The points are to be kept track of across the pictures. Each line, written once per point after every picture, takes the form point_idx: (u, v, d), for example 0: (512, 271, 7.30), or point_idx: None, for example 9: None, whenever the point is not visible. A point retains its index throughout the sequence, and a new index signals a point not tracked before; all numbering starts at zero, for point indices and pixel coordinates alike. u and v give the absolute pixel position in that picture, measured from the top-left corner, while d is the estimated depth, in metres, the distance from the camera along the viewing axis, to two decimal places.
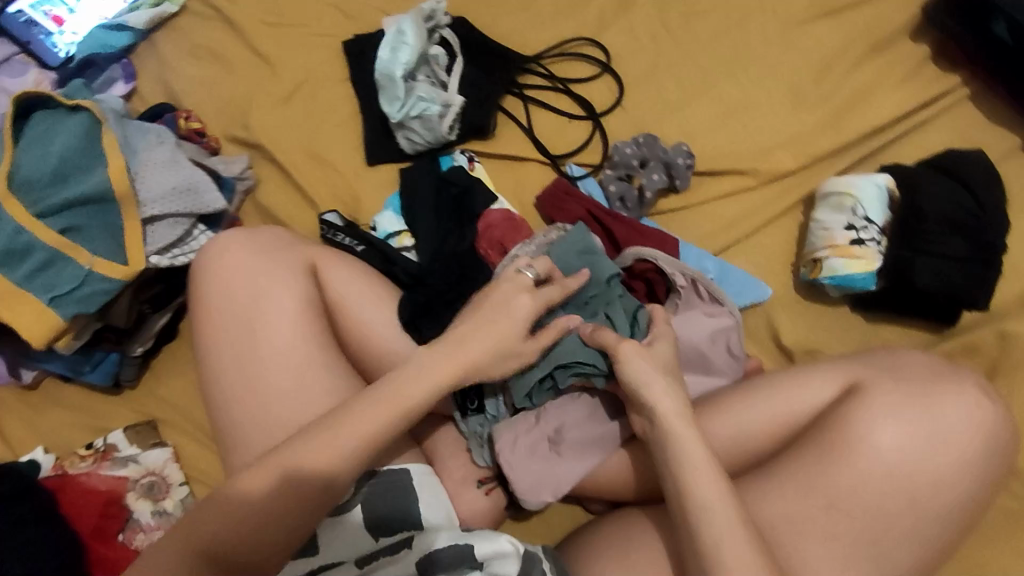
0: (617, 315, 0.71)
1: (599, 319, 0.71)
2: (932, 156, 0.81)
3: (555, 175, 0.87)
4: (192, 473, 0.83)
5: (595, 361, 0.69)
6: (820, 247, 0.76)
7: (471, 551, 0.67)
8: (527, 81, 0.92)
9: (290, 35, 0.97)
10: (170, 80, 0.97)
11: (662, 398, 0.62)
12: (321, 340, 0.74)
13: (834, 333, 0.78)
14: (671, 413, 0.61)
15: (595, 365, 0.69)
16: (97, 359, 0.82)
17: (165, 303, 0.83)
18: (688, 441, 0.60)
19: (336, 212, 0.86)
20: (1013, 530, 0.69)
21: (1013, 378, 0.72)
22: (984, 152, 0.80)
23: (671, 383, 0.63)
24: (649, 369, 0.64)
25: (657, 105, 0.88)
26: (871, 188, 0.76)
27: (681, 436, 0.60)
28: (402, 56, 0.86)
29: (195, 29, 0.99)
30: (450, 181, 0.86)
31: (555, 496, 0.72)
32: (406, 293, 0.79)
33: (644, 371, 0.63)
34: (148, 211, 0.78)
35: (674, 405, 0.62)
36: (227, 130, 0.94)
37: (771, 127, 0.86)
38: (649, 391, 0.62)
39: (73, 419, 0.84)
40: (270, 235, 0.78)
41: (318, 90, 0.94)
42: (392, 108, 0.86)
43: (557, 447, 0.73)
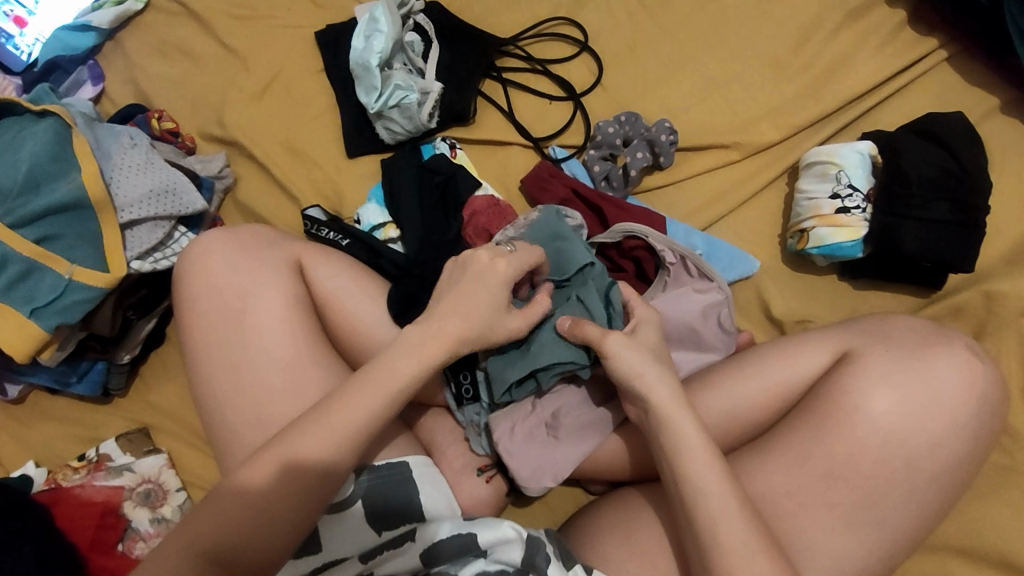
0: (590, 299, 0.69)
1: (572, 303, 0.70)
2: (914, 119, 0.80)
3: (539, 158, 0.86)
4: (189, 478, 0.82)
5: (575, 356, 0.69)
6: (806, 217, 0.76)
7: (475, 540, 0.67)
8: (505, 64, 0.91)
9: (260, 28, 0.95)
10: (140, 79, 0.95)
11: (652, 379, 0.62)
12: (311, 337, 0.73)
13: (824, 302, 0.79)
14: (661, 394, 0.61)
15: (576, 359, 0.69)
16: (83, 369, 0.80)
17: (149, 308, 0.82)
18: (680, 420, 0.60)
19: (318, 207, 0.85)
20: (1008, 487, 0.70)
21: (1001, 338, 0.73)
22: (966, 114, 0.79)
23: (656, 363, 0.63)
24: (634, 350, 0.63)
25: (638, 82, 0.87)
26: (855, 155, 0.76)
27: (676, 423, 0.60)
28: (376, 45, 0.84)
29: (162, 25, 0.97)
30: (432, 169, 0.84)
31: (553, 484, 0.72)
32: (393, 285, 0.78)
33: (629, 354, 0.63)
34: (126, 216, 0.77)
35: (663, 383, 0.62)
36: (202, 129, 0.92)
37: (753, 99, 0.85)
38: (636, 375, 0.62)
39: (63, 431, 0.83)
40: (253, 234, 0.77)
41: (292, 83, 0.92)
42: (370, 99, 0.84)
43: (554, 434, 0.73)
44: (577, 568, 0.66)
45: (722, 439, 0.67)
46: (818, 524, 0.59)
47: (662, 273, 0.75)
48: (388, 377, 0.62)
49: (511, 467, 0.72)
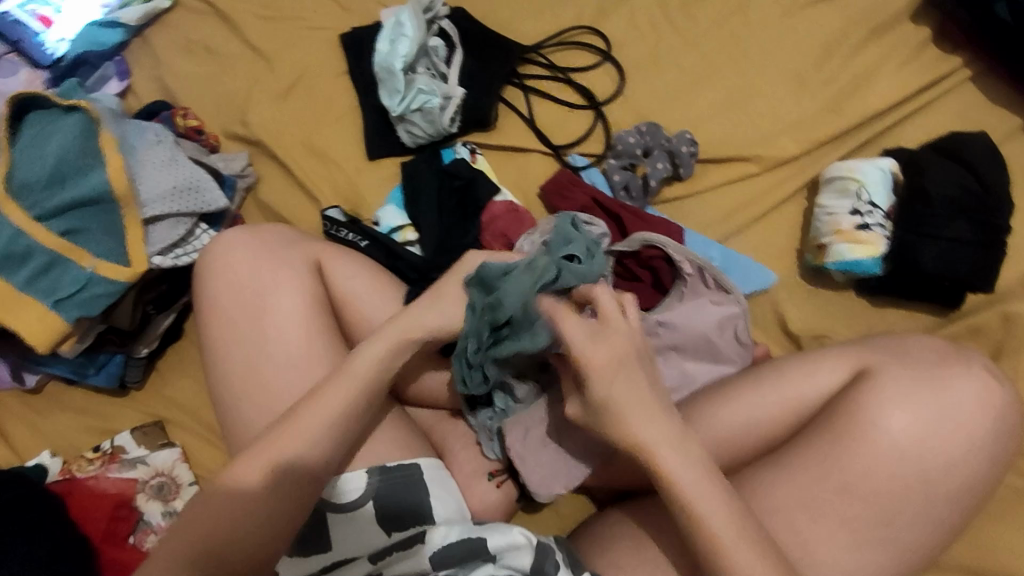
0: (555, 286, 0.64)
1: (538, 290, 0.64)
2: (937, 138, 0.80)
3: (559, 165, 0.86)
4: (202, 472, 0.82)
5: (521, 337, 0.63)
6: (826, 232, 0.76)
7: (483, 544, 0.67)
8: (528, 71, 0.91)
9: (285, 29, 0.96)
10: (165, 76, 0.96)
11: (651, 422, 0.57)
12: (328, 337, 0.74)
13: (841, 318, 0.78)
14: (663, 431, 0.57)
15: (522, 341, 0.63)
16: (101, 361, 0.81)
17: (168, 303, 0.83)
18: (682, 459, 0.56)
19: (338, 208, 0.86)
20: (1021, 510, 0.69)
21: (1017, 359, 0.72)
22: (988, 135, 0.79)
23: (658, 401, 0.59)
24: (632, 392, 0.58)
25: (659, 93, 0.88)
26: (876, 172, 0.76)
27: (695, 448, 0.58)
28: (401, 49, 0.85)
29: (189, 24, 0.98)
30: (452, 174, 0.85)
31: (574, 484, 0.72)
32: (412, 288, 0.80)
33: (626, 393, 0.58)
34: (149, 211, 0.78)
35: (663, 422, 0.58)
36: (226, 127, 0.93)
37: (773, 113, 0.85)
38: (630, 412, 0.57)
39: (79, 422, 0.84)
40: (273, 233, 0.78)
41: (315, 85, 0.93)
42: (393, 102, 0.85)
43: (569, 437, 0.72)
44: None
45: (735, 453, 0.66)
46: (831, 541, 0.59)
47: (679, 283, 0.75)
48: (392, 370, 0.65)
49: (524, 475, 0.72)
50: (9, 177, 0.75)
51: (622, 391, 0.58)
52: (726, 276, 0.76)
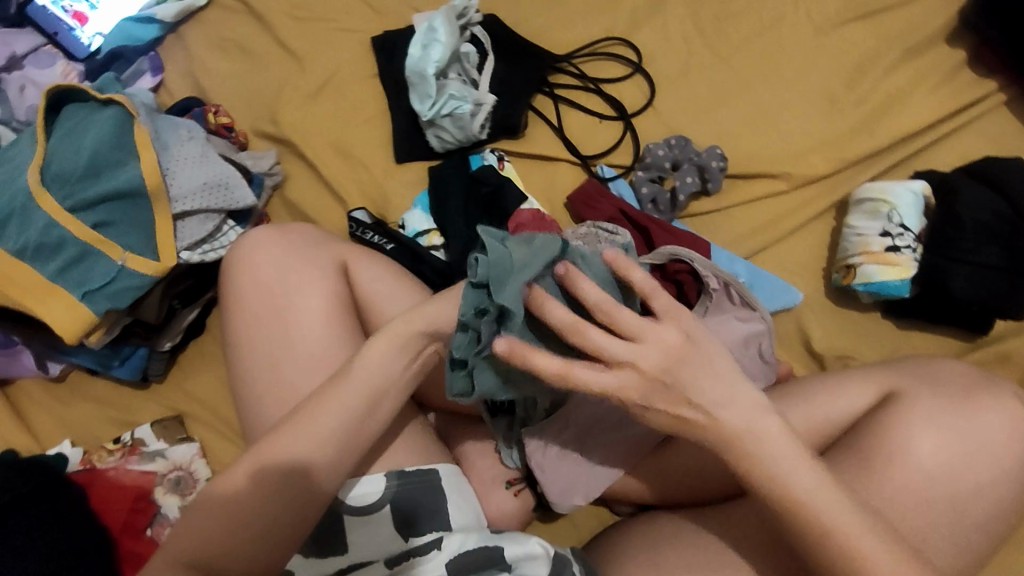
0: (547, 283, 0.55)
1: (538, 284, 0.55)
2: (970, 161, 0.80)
3: (586, 175, 0.87)
4: (219, 468, 0.83)
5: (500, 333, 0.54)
6: (854, 253, 0.75)
7: (500, 553, 0.68)
8: (558, 80, 0.91)
9: (318, 30, 0.96)
10: (198, 73, 0.97)
11: (742, 410, 0.54)
12: (353, 339, 0.74)
13: (866, 339, 0.78)
14: (759, 422, 0.54)
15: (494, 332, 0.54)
16: (126, 354, 0.81)
17: (193, 298, 0.83)
18: (787, 450, 0.54)
19: (364, 209, 0.86)
20: None
21: None
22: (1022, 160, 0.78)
23: (746, 387, 0.55)
24: (715, 381, 0.54)
25: (689, 106, 0.88)
26: (907, 194, 0.75)
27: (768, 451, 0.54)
28: (434, 54, 0.85)
29: (223, 22, 0.99)
30: (480, 180, 0.85)
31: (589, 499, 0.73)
32: (437, 292, 0.80)
33: (704, 387, 0.54)
34: (180, 207, 0.79)
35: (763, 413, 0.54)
36: (256, 125, 0.93)
37: (804, 131, 0.85)
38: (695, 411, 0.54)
39: (101, 413, 0.84)
40: (301, 232, 0.79)
41: (346, 87, 0.94)
42: (424, 106, 0.85)
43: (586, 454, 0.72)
44: None
45: None
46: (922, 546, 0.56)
47: (705, 298, 0.75)
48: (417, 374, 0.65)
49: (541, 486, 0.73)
50: (44, 168, 0.76)
51: (701, 387, 0.54)
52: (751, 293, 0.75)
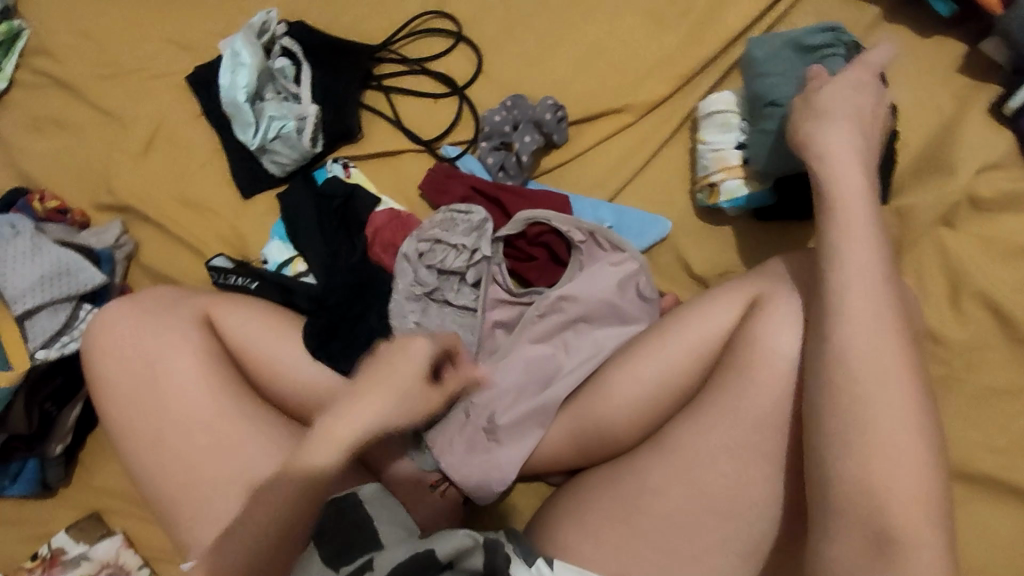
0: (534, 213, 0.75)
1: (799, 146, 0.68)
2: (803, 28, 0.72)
3: (433, 160, 0.84)
4: (151, 553, 0.81)
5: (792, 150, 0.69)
6: (714, 170, 0.75)
7: (434, 555, 0.64)
8: (383, 70, 0.88)
9: (130, 84, 0.91)
10: (18, 161, 0.91)
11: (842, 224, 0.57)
12: (233, 392, 0.71)
13: (744, 248, 0.77)
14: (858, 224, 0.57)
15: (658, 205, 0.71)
16: (15, 470, 0.78)
17: (69, 396, 0.80)
18: (839, 282, 0.55)
19: (223, 255, 0.83)
20: (945, 397, 0.70)
21: (916, 252, 0.72)
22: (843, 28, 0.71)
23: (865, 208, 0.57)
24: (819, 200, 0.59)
25: (518, 63, 0.85)
26: (786, 61, 0.70)
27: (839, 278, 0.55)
28: (241, 79, 0.81)
29: (30, 100, 0.93)
30: (328, 195, 0.82)
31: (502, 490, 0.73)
32: (308, 319, 0.76)
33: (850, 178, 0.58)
34: (21, 307, 0.75)
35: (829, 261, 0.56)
36: (93, 198, 0.89)
37: (636, 58, 0.83)
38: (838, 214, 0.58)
39: (13, 533, 0.81)
40: (157, 296, 0.76)
41: (174, 135, 0.89)
42: (248, 136, 0.82)
43: (495, 445, 0.72)
44: (540, 561, 0.64)
45: (653, 409, 0.65)
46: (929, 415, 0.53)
47: (575, 252, 0.76)
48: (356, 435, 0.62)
49: (456, 480, 0.73)
50: None
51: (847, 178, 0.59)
52: (618, 235, 0.76)
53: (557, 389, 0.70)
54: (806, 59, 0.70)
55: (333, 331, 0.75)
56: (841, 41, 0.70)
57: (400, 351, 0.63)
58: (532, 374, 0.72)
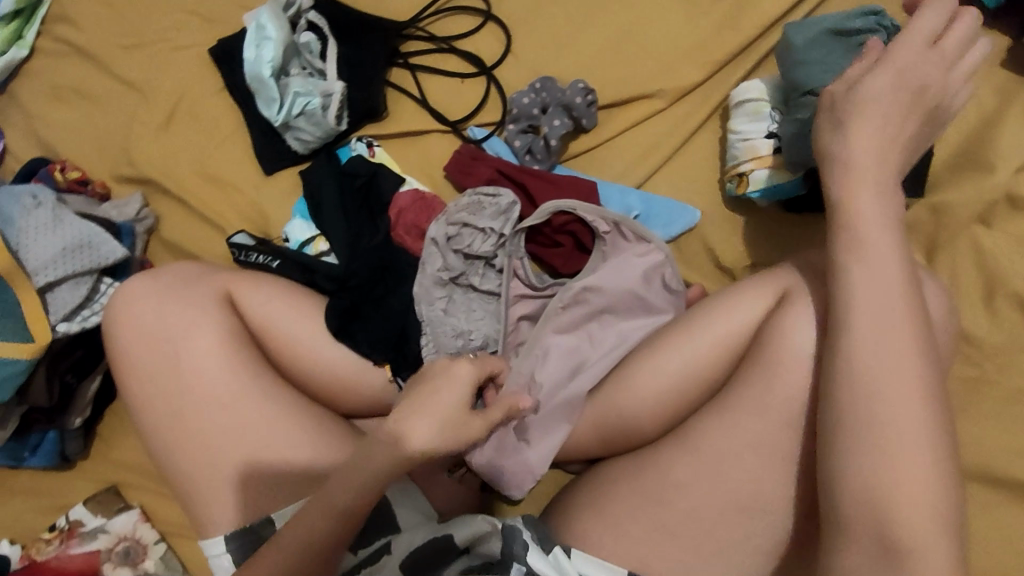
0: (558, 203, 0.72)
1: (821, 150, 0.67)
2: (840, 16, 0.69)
3: (459, 141, 0.83)
4: (168, 528, 0.81)
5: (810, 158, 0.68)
6: (744, 160, 0.73)
7: (451, 540, 0.67)
8: (410, 48, 0.87)
9: (152, 55, 0.90)
10: (39, 130, 0.90)
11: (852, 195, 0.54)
12: (254, 370, 0.71)
13: (774, 241, 0.76)
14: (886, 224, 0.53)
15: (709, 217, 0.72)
16: (35, 442, 0.78)
17: (88, 369, 0.80)
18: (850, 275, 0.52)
19: (244, 232, 0.82)
20: (975, 398, 0.69)
21: (951, 250, 0.71)
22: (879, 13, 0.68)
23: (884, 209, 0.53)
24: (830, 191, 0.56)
25: (548, 44, 0.83)
26: (825, 49, 0.68)
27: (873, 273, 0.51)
28: (267, 53, 0.80)
29: (52, 69, 0.92)
30: (351, 174, 0.81)
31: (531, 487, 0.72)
32: (330, 299, 0.76)
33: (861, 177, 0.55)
34: (42, 279, 0.74)
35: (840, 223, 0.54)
36: (114, 171, 0.88)
37: (669, 41, 0.81)
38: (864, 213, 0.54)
39: (32, 504, 0.81)
40: (178, 272, 0.75)
41: (196, 108, 0.88)
42: (273, 111, 0.81)
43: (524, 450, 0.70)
44: (556, 549, 0.64)
45: (678, 401, 0.64)
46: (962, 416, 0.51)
47: (599, 243, 0.74)
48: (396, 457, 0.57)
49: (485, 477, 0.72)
50: None
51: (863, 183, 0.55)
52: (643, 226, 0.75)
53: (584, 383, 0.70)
54: (845, 48, 0.68)
55: (355, 314, 0.73)
56: (884, 26, 0.67)
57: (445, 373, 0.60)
58: (557, 363, 0.71)
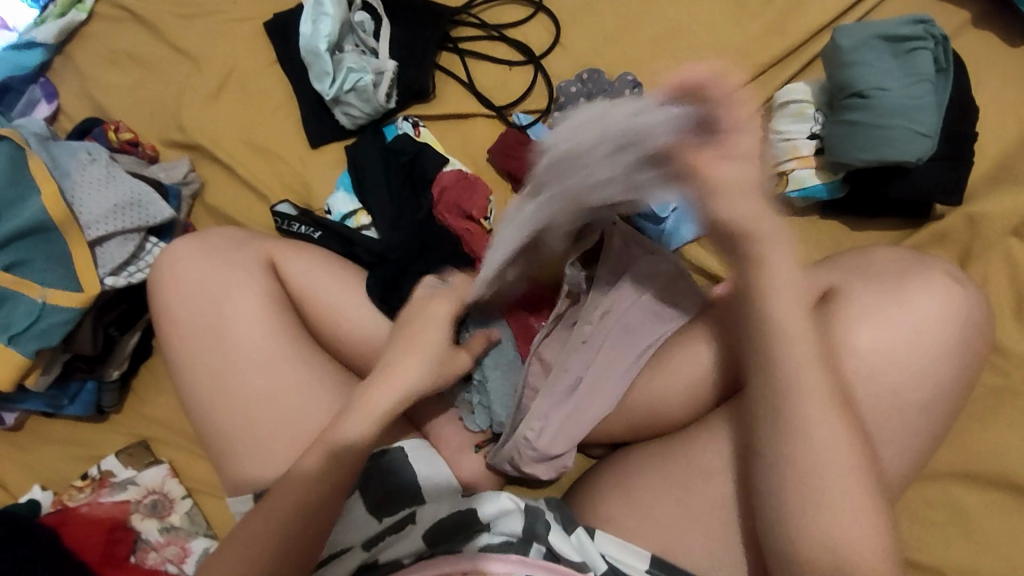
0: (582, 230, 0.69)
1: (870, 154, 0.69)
2: (892, 22, 0.71)
3: (504, 126, 0.85)
4: (194, 485, 0.82)
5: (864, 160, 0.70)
6: (785, 159, 0.75)
7: (474, 515, 0.66)
8: (460, 34, 0.89)
9: (208, 26, 0.93)
10: (93, 91, 0.92)
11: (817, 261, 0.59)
12: (293, 334, 0.72)
13: (809, 241, 0.77)
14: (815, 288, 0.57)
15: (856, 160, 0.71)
16: (74, 391, 0.81)
17: (130, 323, 0.82)
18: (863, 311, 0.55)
19: (288, 202, 0.84)
20: (1002, 406, 0.69)
21: (984, 261, 0.72)
22: (924, 19, 0.70)
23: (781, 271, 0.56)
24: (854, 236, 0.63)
25: (595, 37, 0.85)
26: (875, 53, 0.70)
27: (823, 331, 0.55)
28: (324, 29, 0.82)
29: (109, 33, 0.95)
30: (397, 150, 0.83)
31: (556, 475, 0.71)
32: (371, 271, 0.77)
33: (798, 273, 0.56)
34: (93, 233, 0.77)
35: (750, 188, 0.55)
36: (163, 135, 0.90)
37: (715, 41, 0.83)
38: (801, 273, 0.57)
39: (65, 452, 0.83)
40: (223, 236, 0.76)
41: (247, 80, 0.90)
42: (324, 85, 0.83)
43: (531, 437, 0.68)
44: (579, 530, 0.64)
45: (711, 391, 0.66)
46: None
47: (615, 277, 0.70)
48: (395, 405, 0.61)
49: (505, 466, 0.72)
50: None
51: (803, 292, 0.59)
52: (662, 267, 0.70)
53: (594, 400, 0.68)
54: (895, 53, 0.70)
55: (400, 283, 0.75)
56: (931, 34, 0.70)
57: (423, 312, 0.64)
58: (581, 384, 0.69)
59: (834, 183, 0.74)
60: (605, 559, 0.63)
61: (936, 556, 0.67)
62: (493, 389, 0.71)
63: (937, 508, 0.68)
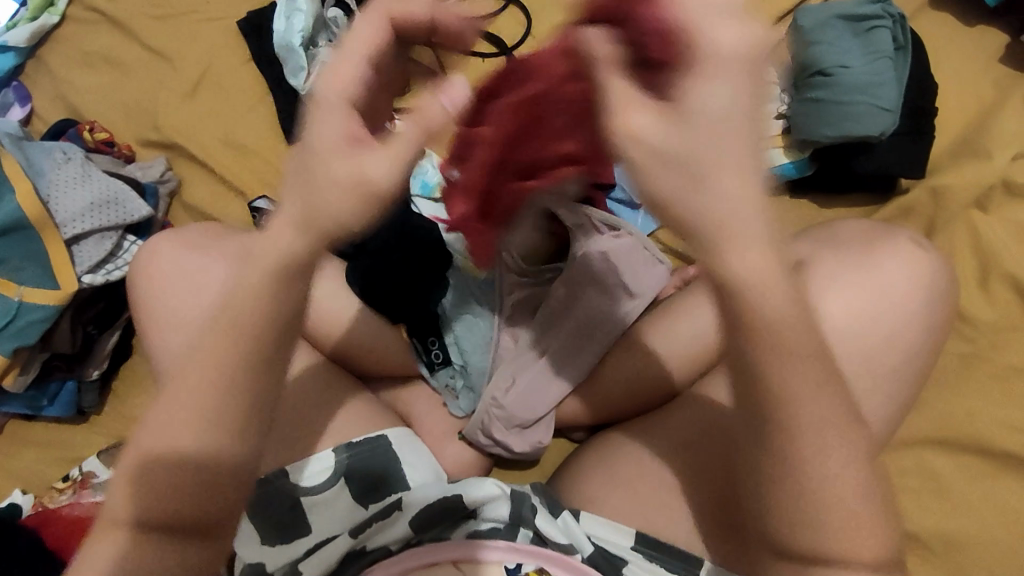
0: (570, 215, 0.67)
1: (833, 132, 0.71)
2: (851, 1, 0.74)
3: None
4: None
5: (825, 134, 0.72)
6: None
7: (461, 501, 0.65)
8: None
9: (182, 26, 0.93)
10: (68, 95, 0.92)
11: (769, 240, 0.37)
12: None
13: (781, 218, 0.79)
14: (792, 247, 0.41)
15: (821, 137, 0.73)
16: (54, 391, 0.80)
17: (109, 322, 0.82)
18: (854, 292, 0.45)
19: (266, 197, 0.84)
20: (971, 371, 0.71)
21: (948, 230, 0.74)
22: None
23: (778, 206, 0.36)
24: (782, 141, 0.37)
25: None
26: (836, 32, 0.72)
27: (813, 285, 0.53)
28: (297, 24, 0.84)
29: (83, 36, 0.94)
30: None
31: (531, 450, 0.73)
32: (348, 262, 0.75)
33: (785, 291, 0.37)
34: (70, 231, 0.77)
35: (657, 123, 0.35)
36: (139, 135, 0.90)
37: None
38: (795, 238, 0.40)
39: (45, 456, 0.81)
40: (197, 231, 0.75)
41: (222, 77, 0.91)
42: (298, 80, 0.85)
43: (499, 396, 0.70)
44: (565, 513, 0.64)
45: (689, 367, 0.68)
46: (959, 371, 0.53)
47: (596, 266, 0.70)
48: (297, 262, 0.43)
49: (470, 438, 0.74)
50: None
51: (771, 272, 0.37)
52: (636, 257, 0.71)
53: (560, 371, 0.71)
54: (854, 33, 0.73)
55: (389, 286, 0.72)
56: (888, 14, 0.72)
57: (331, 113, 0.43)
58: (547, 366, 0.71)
59: (802, 161, 0.76)
60: (591, 541, 0.64)
61: (912, 521, 0.68)
62: (476, 371, 0.74)
63: (911, 474, 0.70)
